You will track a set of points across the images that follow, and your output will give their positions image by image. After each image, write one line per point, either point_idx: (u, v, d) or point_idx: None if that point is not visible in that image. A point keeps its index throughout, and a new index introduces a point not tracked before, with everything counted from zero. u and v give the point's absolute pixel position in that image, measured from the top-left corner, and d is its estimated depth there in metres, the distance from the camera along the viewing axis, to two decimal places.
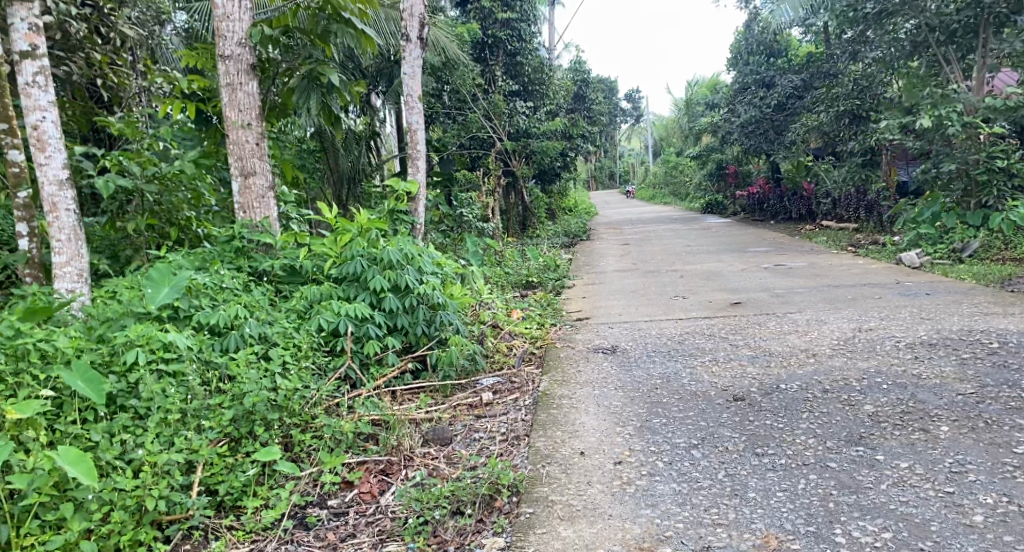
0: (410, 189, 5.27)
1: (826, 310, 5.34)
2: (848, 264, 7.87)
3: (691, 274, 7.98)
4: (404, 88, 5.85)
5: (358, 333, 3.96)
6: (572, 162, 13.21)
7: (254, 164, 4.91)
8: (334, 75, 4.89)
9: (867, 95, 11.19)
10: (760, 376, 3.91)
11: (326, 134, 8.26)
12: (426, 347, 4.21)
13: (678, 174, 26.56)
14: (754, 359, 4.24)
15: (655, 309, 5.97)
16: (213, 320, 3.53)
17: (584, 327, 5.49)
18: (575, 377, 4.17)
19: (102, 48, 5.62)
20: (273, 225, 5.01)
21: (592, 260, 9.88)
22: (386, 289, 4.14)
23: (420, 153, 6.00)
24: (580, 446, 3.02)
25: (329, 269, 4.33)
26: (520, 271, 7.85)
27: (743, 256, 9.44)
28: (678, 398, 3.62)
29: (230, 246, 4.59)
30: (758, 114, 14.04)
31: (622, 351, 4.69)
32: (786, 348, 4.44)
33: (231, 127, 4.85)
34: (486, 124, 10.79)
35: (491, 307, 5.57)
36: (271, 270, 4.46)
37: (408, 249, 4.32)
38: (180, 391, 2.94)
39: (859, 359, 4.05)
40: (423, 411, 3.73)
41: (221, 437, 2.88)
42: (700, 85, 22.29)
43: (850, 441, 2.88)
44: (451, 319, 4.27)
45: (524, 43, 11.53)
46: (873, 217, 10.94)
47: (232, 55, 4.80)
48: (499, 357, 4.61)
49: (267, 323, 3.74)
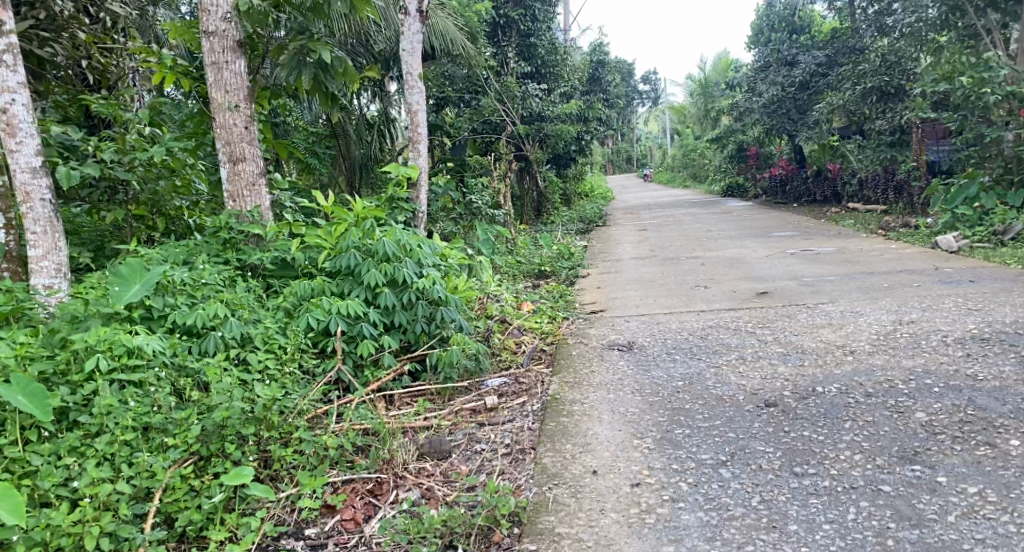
0: (409, 174, 4.87)
1: (861, 301, 4.93)
2: (881, 249, 7.42)
3: (712, 261, 7.60)
4: (404, 66, 5.50)
5: (351, 332, 3.63)
6: (589, 145, 12.79)
7: (243, 149, 4.58)
8: (325, 51, 4.56)
9: (897, 71, 10.56)
10: (794, 377, 3.54)
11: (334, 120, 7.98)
12: (425, 346, 3.89)
13: (697, 157, 26.04)
14: (785, 358, 3.86)
15: (676, 300, 5.62)
16: (190, 320, 3.21)
17: (598, 320, 5.16)
18: (588, 379, 3.82)
19: (90, 28, 5.29)
20: (266, 215, 4.67)
21: (608, 247, 9.50)
22: (382, 284, 3.81)
23: (421, 136, 5.60)
24: (593, 463, 2.68)
25: (323, 262, 4.02)
26: (533, 260, 7.54)
27: (766, 241, 9.01)
28: (703, 404, 3.26)
29: (217, 238, 4.28)
30: (781, 93, 13.43)
31: (639, 347, 4.33)
32: (820, 344, 4.05)
33: (216, 110, 4.51)
34: (498, 107, 10.40)
35: (500, 301, 5.24)
36: (261, 264, 4.15)
37: (406, 240, 3.99)
38: (141, 404, 2.64)
39: (904, 356, 3.65)
40: (422, 418, 3.41)
41: (188, 456, 2.58)
42: (719, 67, 21.79)
43: (904, 459, 2.49)
44: (453, 316, 3.93)
45: (538, 22, 11.09)
46: (902, 199, 10.45)
47: (217, 31, 4.46)
48: (507, 356, 4.30)
49: (251, 323, 3.42)
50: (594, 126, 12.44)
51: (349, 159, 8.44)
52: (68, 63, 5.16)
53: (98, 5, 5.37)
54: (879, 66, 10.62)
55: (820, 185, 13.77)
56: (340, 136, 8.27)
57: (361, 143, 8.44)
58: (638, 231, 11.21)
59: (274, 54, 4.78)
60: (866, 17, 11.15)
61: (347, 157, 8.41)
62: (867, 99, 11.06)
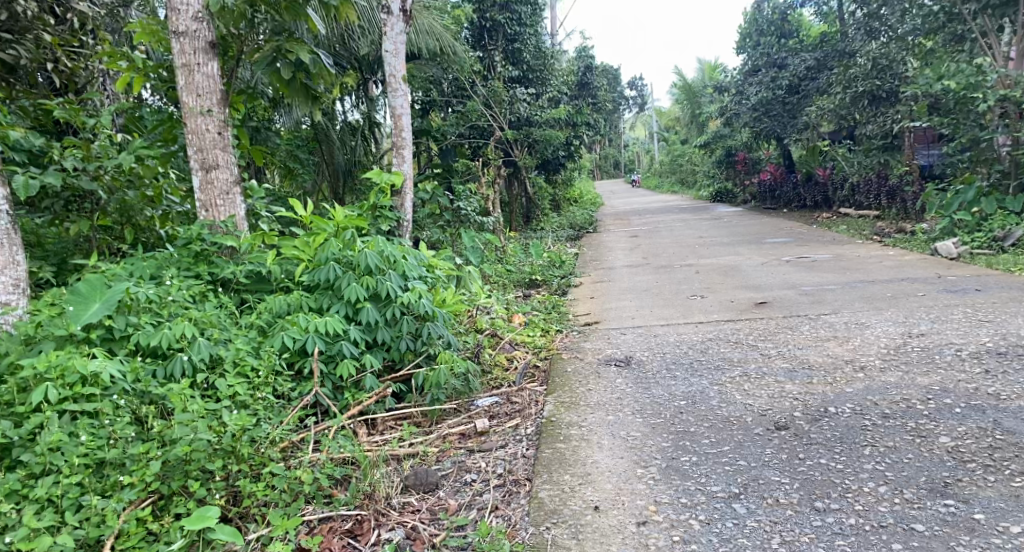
0: (394, 181, 4.60)
1: (866, 311, 4.73)
2: (879, 256, 7.25)
3: (707, 268, 7.41)
4: (387, 67, 5.27)
5: (330, 351, 3.39)
6: (578, 151, 12.60)
7: (216, 156, 4.34)
8: (303, 52, 4.34)
9: (888, 75, 10.33)
10: (803, 396, 3.33)
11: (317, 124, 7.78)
12: (412, 365, 3.65)
13: (684, 162, 25.92)
14: (792, 375, 3.64)
15: (673, 310, 5.41)
16: (154, 342, 2.97)
17: (593, 332, 4.94)
18: (585, 399, 3.59)
19: (56, 29, 5.03)
20: (241, 225, 4.43)
21: (600, 254, 9.29)
22: (364, 299, 3.58)
23: (406, 141, 5.35)
24: (594, 498, 2.50)
25: (301, 275, 3.78)
26: (523, 268, 7.32)
27: (760, 248, 8.84)
28: (709, 427, 3.04)
29: (189, 250, 4.03)
30: (770, 96, 13.28)
31: (637, 363, 4.11)
32: (827, 359, 3.85)
33: (188, 114, 4.27)
34: (485, 111, 10.18)
35: (490, 313, 5.00)
36: (235, 277, 3.91)
37: (389, 251, 3.76)
38: (94, 438, 2.40)
39: (918, 373, 3.44)
40: (408, 445, 3.20)
41: (146, 496, 2.35)
42: (705, 71, 21.70)
43: (934, 492, 2.34)
44: (441, 332, 3.69)
45: (524, 26, 10.90)
46: (896, 205, 10.31)
47: (188, 32, 4.22)
48: (498, 374, 4.08)
49: (222, 343, 3.17)
50: (583, 132, 12.25)
51: (332, 165, 8.21)
52: (33, 66, 4.88)
53: (65, 5, 5.14)
54: (870, 70, 10.41)
55: (810, 190, 13.65)
56: (323, 142, 8.04)
57: (344, 149, 8.22)
58: (629, 238, 11.03)
59: (250, 57, 4.60)
60: (855, 21, 11.03)
61: (330, 164, 8.18)
62: (859, 103, 10.87)
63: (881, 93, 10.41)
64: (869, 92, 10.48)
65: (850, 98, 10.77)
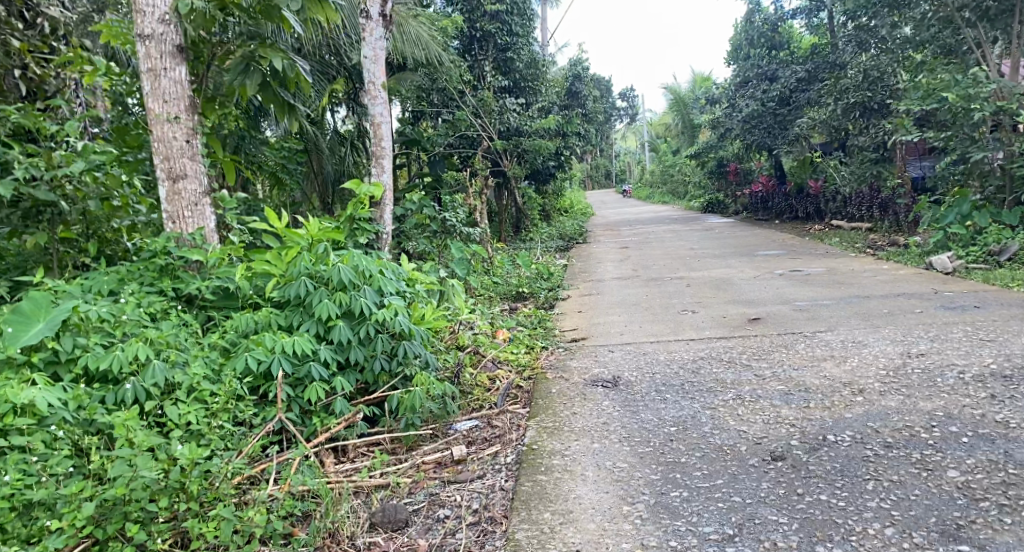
0: (373, 192, 4.31)
1: (862, 329, 4.55)
2: (873, 270, 7.10)
3: (699, 282, 7.23)
4: (365, 74, 5.09)
5: (297, 374, 3.18)
6: (568, 161, 12.42)
7: (184, 165, 4.13)
8: (276, 57, 4.13)
9: (879, 86, 10.24)
10: (800, 422, 3.14)
11: (306, 134, 7.63)
12: (387, 387, 3.45)
13: (676, 173, 25.80)
14: (787, 398, 3.45)
15: (663, 326, 5.22)
16: (103, 365, 2.78)
17: (580, 349, 4.74)
18: (569, 424, 3.39)
19: (25, 34, 4.93)
20: (211, 237, 4.23)
21: (590, 266, 9.10)
22: (336, 317, 3.37)
23: (385, 150, 5.16)
24: (575, 542, 2.39)
25: (271, 291, 3.58)
26: (510, 281, 7.13)
27: (752, 261, 8.68)
28: (701, 458, 2.86)
29: (153, 264, 3.82)
30: (761, 108, 13.16)
31: (625, 384, 3.90)
32: (824, 381, 3.65)
33: (154, 121, 4.06)
34: (475, 121, 10.01)
35: (473, 328, 4.78)
36: (200, 293, 3.71)
37: (365, 266, 3.55)
38: (23, 476, 2.24)
39: (921, 398, 3.25)
40: (378, 475, 3.00)
41: (78, 540, 2.21)
42: (696, 82, 21.61)
43: (946, 536, 2.24)
44: (418, 352, 3.49)
45: (515, 36, 10.73)
46: (888, 217, 10.19)
47: (154, 34, 4.01)
48: (478, 394, 3.87)
49: (180, 366, 2.98)
50: (573, 142, 12.07)
51: (320, 174, 8.23)
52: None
53: (35, 10, 5.05)
54: (862, 82, 10.33)
55: (802, 201, 13.53)
56: (313, 151, 7.90)
57: (333, 158, 8.16)
58: (619, 249, 10.85)
59: (221, 61, 4.38)
60: (846, 33, 10.93)
61: (319, 172, 8.21)
62: (851, 114, 10.75)
63: (872, 105, 10.31)
64: (860, 104, 10.37)
65: (841, 109, 10.66)
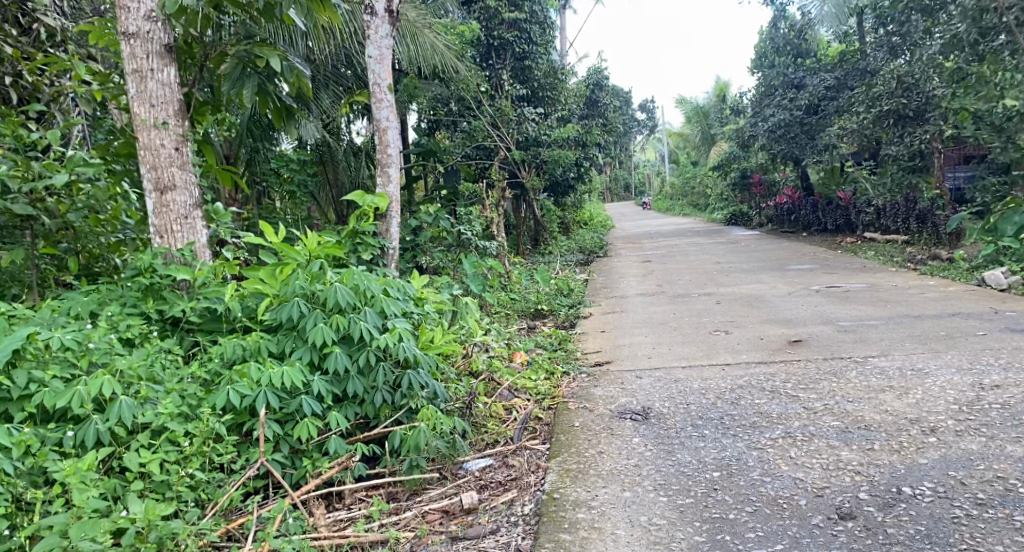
0: (379, 203, 3.86)
1: (921, 354, 4.10)
2: (920, 286, 6.62)
3: (730, 298, 6.77)
4: (371, 75, 4.78)
5: (287, 409, 2.81)
6: (588, 172, 11.98)
7: (173, 175, 3.78)
8: (275, 58, 3.75)
9: (915, 93, 9.47)
10: (866, 468, 2.72)
11: (322, 141, 7.43)
12: (388, 421, 3.07)
13: (698, 185, 25.29)
14: (846, 437, 3.01)
15: (695, 349, 4.78)
16: (59, 403, 2.44)
17: (603, 375, 4.30)
18: (596, 465, 2.97)
19: (20, 40, 4.68)
20: (202, 254, 3.87)
21: (612, 281, 8.68)
22: (332, 342, 3.00)
23: (391, 157, 4.79)
24: None
25: (262, 313, 3.21)
26: (528, 297, 6.72)
27: (785, 275, 8.20)
28: (755, 514, 2.48)
29: (137, 283, 3.45)
30: (788, 117, 12.70)
31: (657, 417, 3.47)
32: (885, 416, 3.21)
33: (140, 127, 3.73)
34: (492, 132, 9.69)
35: (488, 351, 4.37)
36: (185, 316, 3.34)
37: (365, 285, 3.17)
38: None
39: (1007, 441, 2.82)
40: (376, 527, 2.62)
41: None
42: (716, 91, 21.15)
43: None
44: (424, 382, 3.11)
45: (534, 45, 10.40)
46: (927, 229, 9.66)
47: (139, 33, 3.69)
48: (493, 427, 3.46)
49: (152, 402, 2.62)
50: (593, 153, 11.69)
51: (336, 186, 7.83)
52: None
53: (31, 16, 4.79)
54: (895, 89, 9.60)
55: (832, 213, 13.00)
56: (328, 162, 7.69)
57: (349, 169, 7.86)
58: (642, 263, 10.41)
59: (216, 63, 3.96)
60: (876, 39, 10.50)
61: (335, 185, 7.80)
62: (884, 123, 10.01)
63: (908, 113, 9.56)
64: (894, 112, 9.66)
65: (873, 117, 9.96)
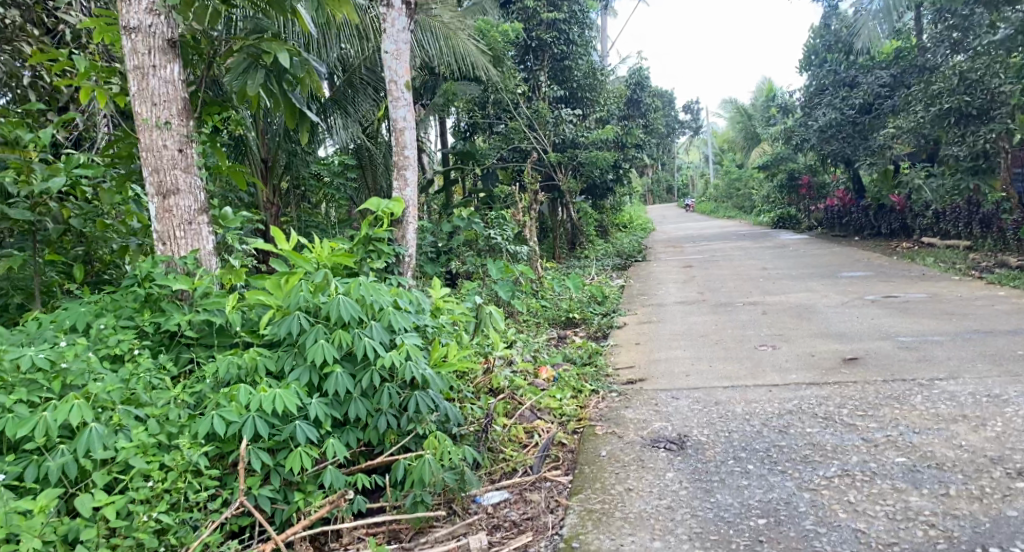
0: (394, 207, 3.53)
1: (996, 378, 3.65)
2: (988, 297, 6.07)
3: (776, 308, 6.33)
4: (387, 71, 4.51)
5: (279, 437, 2.53)
6: (628, 175, 11.56)
7: (175, 178, 3.54)
8: (283, 54, 3.48)
9: (978, 89, 8.75)
10: (942, 520, 2.34)
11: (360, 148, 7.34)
12: (394, 448, 2.77)
13: (744, 187, 24.52)
14: (915, 479, 2.61)
15: (739, 365, 4.38)
16: (19, 432, 2.21)
17: (636, 394, 3.95)
18: (624, 506, 2.64)
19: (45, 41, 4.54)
20: (208, 261, 3.64)
21: (649, 287, 8.28)
22: (334, 362, 2.69)
23: (408, 158, 4.52)
24: None
25: (263, 327, 2.91)
26: (560, 304, 6.38)
27: (837, 283, 7.70)
28: None
29: (134, 293, 3.21)
30: (839, 116, 12.10)
31: (695, 446, 3.10)
32: (960, 452, 2.79)
33: (141, 127, 3.50)
34: (529, 133, 9.39)
35: (511, 366, 4.06)
36: (182, 329, 3.07)
37: (372, 297, 2.85)
38: None
39: None
40: None
41: None
42: (762, 91, 20.48)
43: None
44: (434, 405, 2.80)
45: (574, 45, 10.02)
46: (991, 235, 9.02)
47: (141, 27, 3.47)
48: (510, 455, 3.13)
49: (127, 429, 2.39)
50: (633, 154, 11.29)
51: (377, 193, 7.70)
52: (6, 79, 4.25)
53: (57, 17, 4.65)
54: (957, 86, 8.95)
55: (887, 216, 12.31)
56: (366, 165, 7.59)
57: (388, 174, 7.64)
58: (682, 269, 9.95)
59: (224, 59, 3.70)
60: (935, 35, 9.86)
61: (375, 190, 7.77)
62: (946, 121, 9.22)
63: (971, 111, 8.80)
64: (956, 110, 8.93)
65: (932, 116, 9.28)
